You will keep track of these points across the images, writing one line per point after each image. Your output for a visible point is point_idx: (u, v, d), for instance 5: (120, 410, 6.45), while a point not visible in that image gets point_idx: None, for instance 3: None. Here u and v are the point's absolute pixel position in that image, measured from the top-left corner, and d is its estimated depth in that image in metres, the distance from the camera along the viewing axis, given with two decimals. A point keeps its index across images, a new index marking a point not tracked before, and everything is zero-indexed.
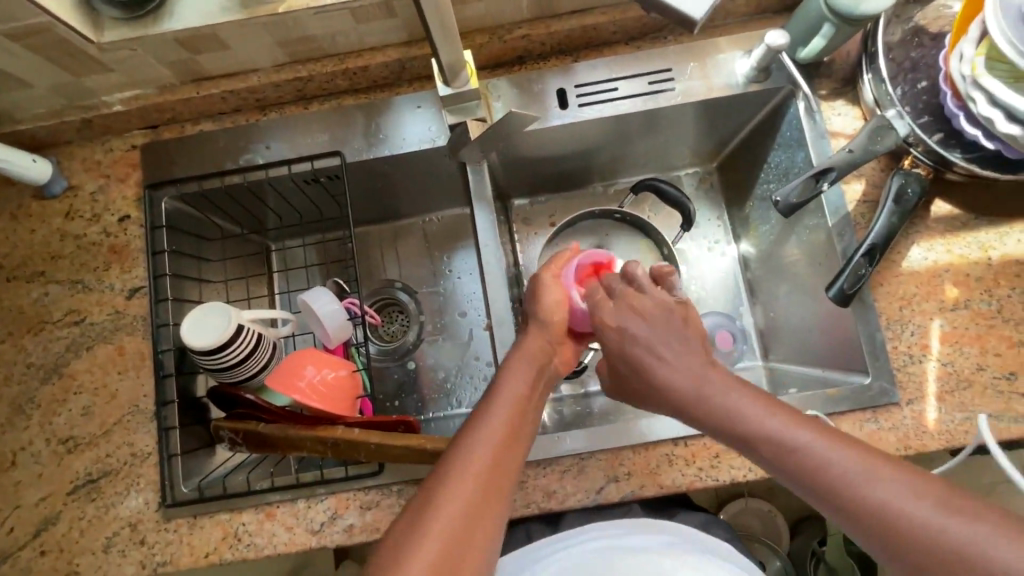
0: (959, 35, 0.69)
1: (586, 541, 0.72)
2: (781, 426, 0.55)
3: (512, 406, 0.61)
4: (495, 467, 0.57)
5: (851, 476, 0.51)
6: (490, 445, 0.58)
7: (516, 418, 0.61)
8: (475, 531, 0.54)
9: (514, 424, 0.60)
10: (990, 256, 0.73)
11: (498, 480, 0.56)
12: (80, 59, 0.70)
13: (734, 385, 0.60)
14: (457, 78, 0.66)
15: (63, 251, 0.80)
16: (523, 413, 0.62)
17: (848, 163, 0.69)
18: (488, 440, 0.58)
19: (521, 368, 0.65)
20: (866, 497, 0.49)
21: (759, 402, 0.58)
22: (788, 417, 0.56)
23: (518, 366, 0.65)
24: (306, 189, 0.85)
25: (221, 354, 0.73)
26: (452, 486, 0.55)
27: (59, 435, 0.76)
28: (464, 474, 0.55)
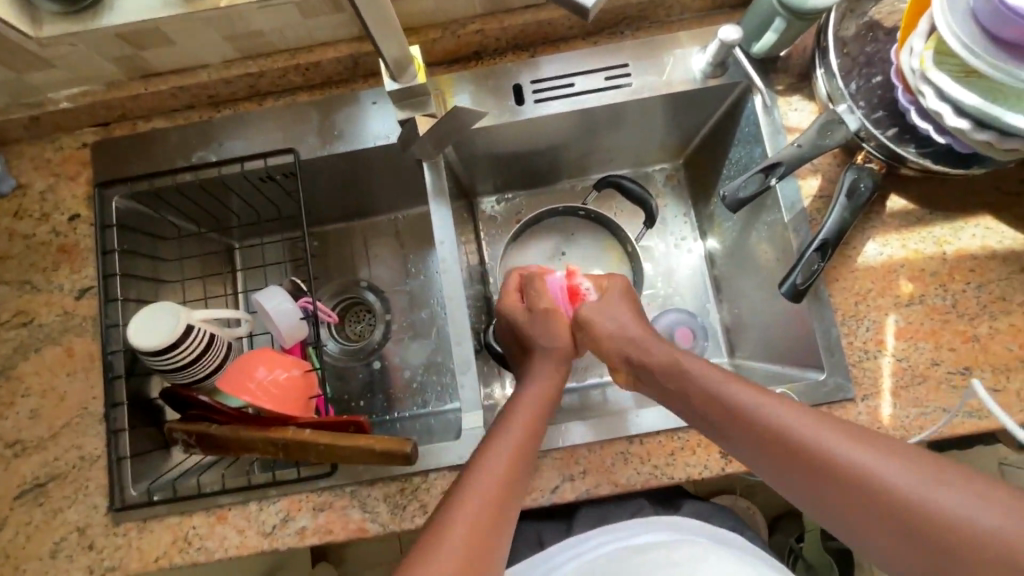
0: (909, 31, 0.68)
1: (597, 548, 0.72)
2: (768, 407, 0.58)
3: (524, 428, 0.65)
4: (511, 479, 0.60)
5: (849, 460, 0.53)
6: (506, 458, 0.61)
7: (526, 436, 0.64)
8: (495, 531, 0.57)
9: (525, 441, 0.63)
10: (944, 250, 0.73)
11: (512, 491, 0.60)
12: (19, 56, 0.69)
13: (725, 376, 0.63)
14: (404, 72, 0.65)
15: (11, 251, 0.79)
16: (534, 435, 0.65)
17: (798, 158, 0.69)
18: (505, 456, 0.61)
19: (530, 400, 0.69)
20: (866, 482, 0.51)
21: (752, 391, 0.60)
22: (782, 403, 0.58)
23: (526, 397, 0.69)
24: (263, 187, 0.84)
25: (168, 355, 0.72)
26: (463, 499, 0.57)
27: (5, 438, 0.74)
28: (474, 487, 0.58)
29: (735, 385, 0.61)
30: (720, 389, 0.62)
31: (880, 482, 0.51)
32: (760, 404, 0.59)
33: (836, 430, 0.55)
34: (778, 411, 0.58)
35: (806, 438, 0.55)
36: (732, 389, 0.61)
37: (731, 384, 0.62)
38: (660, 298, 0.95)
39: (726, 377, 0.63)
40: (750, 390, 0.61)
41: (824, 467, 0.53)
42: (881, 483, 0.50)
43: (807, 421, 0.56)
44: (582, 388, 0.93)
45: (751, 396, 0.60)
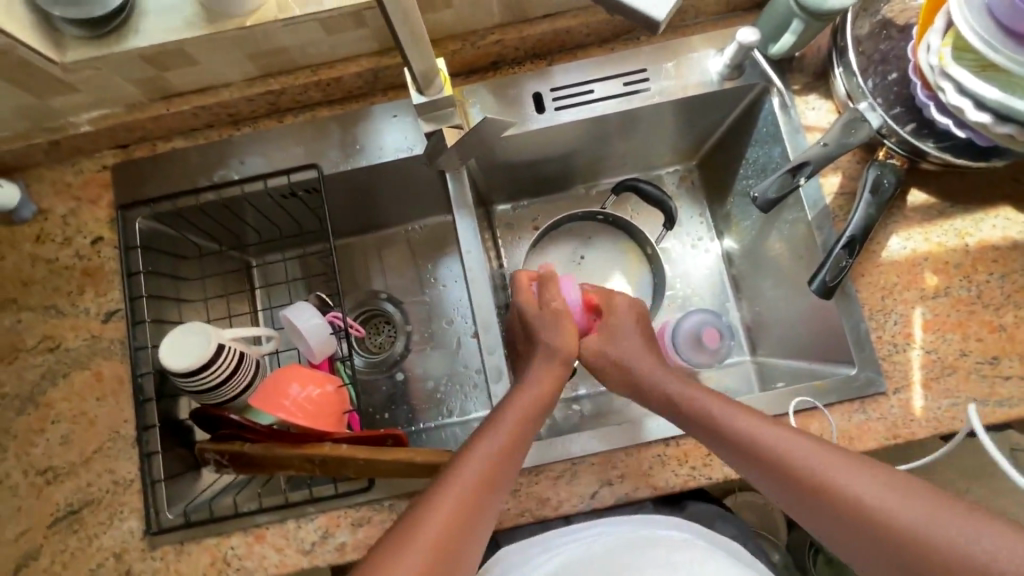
0: (926, 26, 0.69)
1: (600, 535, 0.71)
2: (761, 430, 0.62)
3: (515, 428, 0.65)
4: (497, 472, 0.62)
5: (830, 482, 0.57)
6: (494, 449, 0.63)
7: (516, 438, 0.65)
8: (472, 520, 0.58)
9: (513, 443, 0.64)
10: (966, 242, 0.74)
11: (491, 483, 0.61)
12: (42, 81, 0.68)
13: (723, 403, 0.66)
14: (432, 85, 0.65)
15: (35, 276, 0.78)
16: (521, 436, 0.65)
17: (824, 156, 0.70)
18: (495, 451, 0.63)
19: (526, 399, 0.69)
20: (846, 503, 0.55)
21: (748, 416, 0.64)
22: (775, 432, 0.62)
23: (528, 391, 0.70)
24: (284, 204, 0.84)
25: (200, 375, 0.71)
26: (442, 499, 0.58)
27: (36, 466, 0.74)
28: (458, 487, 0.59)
29: (730, 411, 0.65)
30: (719, 415, 0.65)
31: (857, 501, 0.55)
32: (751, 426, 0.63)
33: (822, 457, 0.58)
34: (770, 439, 0.61)
35: (791, 464, 0.59)
36: (728, 418, 0.65)
37: (730, 412, 0.65)
38: (680, 299, 0.95)
39: (727, 406, 0.66)
40: (747, 419, 0.64)
41: (807, 488, 0.58)
42: (859, 502, 0.54)
43: (795, 448, 0.60)
44: (604, 392, 0.93)
45: (746, 425, 0.63)
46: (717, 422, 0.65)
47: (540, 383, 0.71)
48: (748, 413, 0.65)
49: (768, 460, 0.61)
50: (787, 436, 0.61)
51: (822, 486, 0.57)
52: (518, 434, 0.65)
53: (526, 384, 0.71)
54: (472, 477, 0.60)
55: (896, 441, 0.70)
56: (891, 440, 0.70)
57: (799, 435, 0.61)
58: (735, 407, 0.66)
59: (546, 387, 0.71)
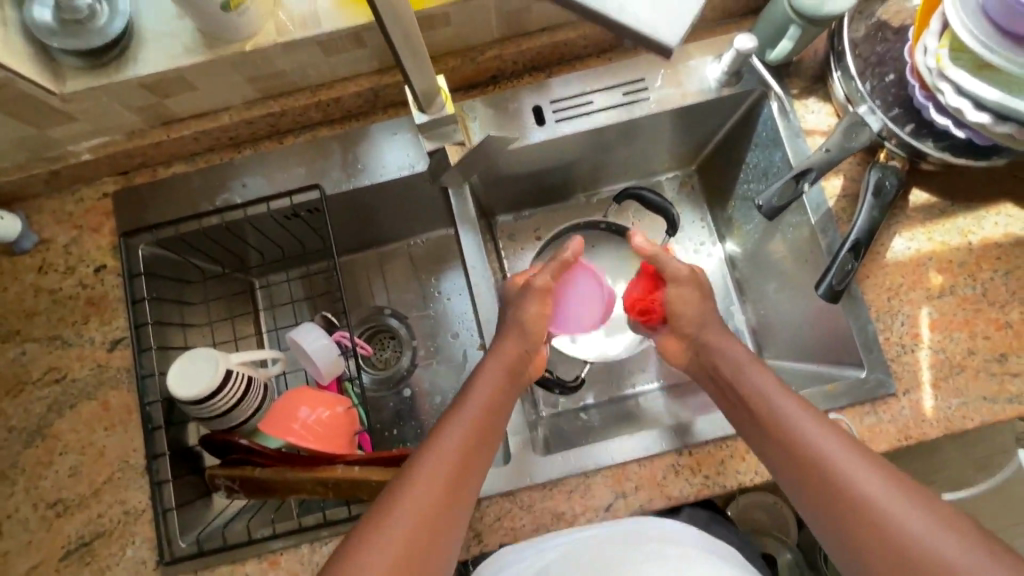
0: (922, 28, 0.70)
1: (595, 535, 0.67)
2: (801, 419, 0.59)
3: (483, 404, 0.66)
4: (468, 457, 0.61)
5: (849, 476, 0.54)
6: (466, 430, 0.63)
7: (484, 420, 0.65)
8: (446, 513, 0.57)
9: (482, 425, 0.64)
10: (970, 240, 0.74)
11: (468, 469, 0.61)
12: (42, 112, 0.68)
13: (772, 381, 0.64)
14: (433, 103, 0.65)
15: (38, 307, 0.78)
16: (492, 418, 0.66)
17: (826, 162, 0.71)
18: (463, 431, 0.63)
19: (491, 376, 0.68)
20: (857, 497, 0.53)
21: (796, 403, 0.61)
22: (815, 417, 0.59)
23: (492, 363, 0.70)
24: (287, 225, 0.84)
25: (210, 401, 0.71)
26: (420, 485, 0.57)
27: (46, 499, 0.73)
28: (436, 472, 0.59)
29: (777, 395, 0.62)
30: (763, 390, 0.63)
31: (870, 500, 0.52)
32: (798, 413, 0.60)
33: (851, 450, 0.56)
34: (805, 422, 0.59)
35: (818, 451, 0.57)
36: (773, 394, 0.62)
37: (776, 390, 0.63)
38: None
39: (769, 383, 0.64)
40: (792, 401, 0.61)
41: (825, 475, 0.55)
42: (872, 501, 0.52)
43: (828, 437, 0.57)
44: (612, 401, 0.93)
45: (790, 406, 0.61)
46: (759, 397, 0.63)
47: (505, 358, 0.70)
48: (796, 397, 0.62)
49: (797, 442, 0.58)
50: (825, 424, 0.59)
51: (840, 477, 0.55)
52: (486, 415, 0.65)
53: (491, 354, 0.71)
54: (445, 464, 0.60)
55: (908, 442, 0.70)
56: (903, 441, 0.70)
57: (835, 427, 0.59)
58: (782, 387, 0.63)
59: (512, 360, 0.70)
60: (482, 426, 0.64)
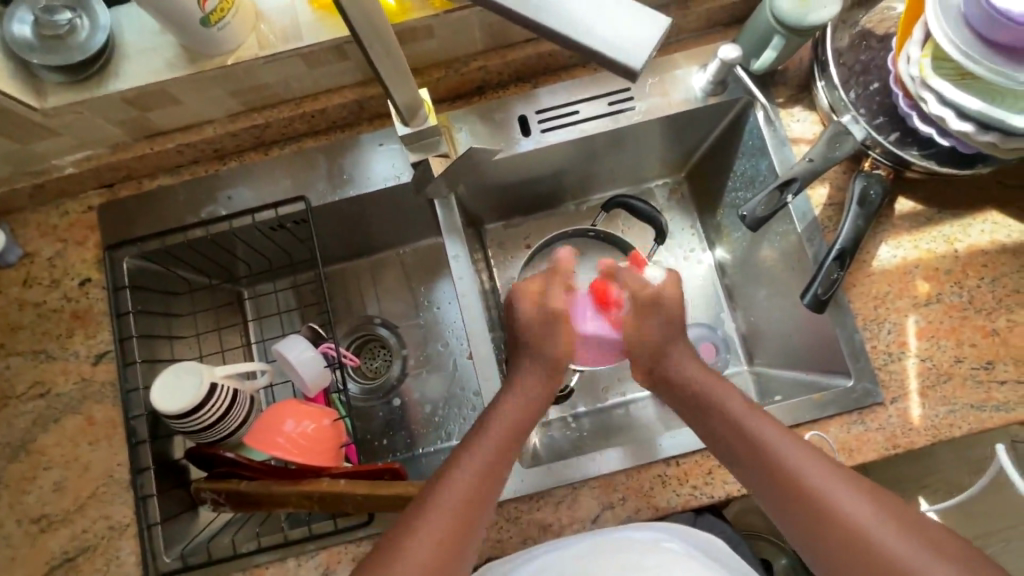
0: (905, 37, 0.70)
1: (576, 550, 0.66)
2: (778, 441, 0.60)
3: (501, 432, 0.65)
4: (485, 488, 0.61)
5: (840, 504, 0.55)
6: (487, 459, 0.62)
7: (496, 453, 0.63)
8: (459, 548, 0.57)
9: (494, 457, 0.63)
10: (956, 248, 0.74)
11: (479, 503, 0.60)
12: (25, 127, 0.68)
13: (748, 406, 0.64)
14: (415, 117, 0.65)
15: (23, 321, 0.77)
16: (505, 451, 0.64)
17: (811, 171, 0.71)
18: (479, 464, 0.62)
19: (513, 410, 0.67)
20: (847, 524, 0.54)
21: (770, 424, 0.62)
22: (797, 442, 0.60)
23: (510, 396, 0.68)
24: (274, 236, 0.84)
25: (194, 416, 0.70)
26: (428, 520, 0.57)
27: (30, 514, 0.73)
28: (443, 505, 0.58)
29: (752, 418, 0.62)
30: (742, 416, 0.63)
31: (849, 518, 0.54)
32: (771, 434, 0.61)
33: (836, 475, 0.57)
34: (783, 444, 0.60)
35: (806, 480, 0.57)
36: (755, 421, 0.62)
37: (754, 416, 0.63)
38: None
39: (747, 408, 0.63)
40: (773, 427, 0.61)
41: (814, 505, 0.56)
42: (850, 519, 0.54)
43: (815, 464, 0.58)
44: (603, 410, 0.93)
45: (772, 433, 0.61)
46: (742, 426, 0.62)
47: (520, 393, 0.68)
48: (773, 421, 0.62)
49: (786, 472, 0.58)
50: (808, 449, 0.59)
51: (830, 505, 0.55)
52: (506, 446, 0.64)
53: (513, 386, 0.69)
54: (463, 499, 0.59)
55: (896, 451, 0.70)
56: (891, 449, 0.70)
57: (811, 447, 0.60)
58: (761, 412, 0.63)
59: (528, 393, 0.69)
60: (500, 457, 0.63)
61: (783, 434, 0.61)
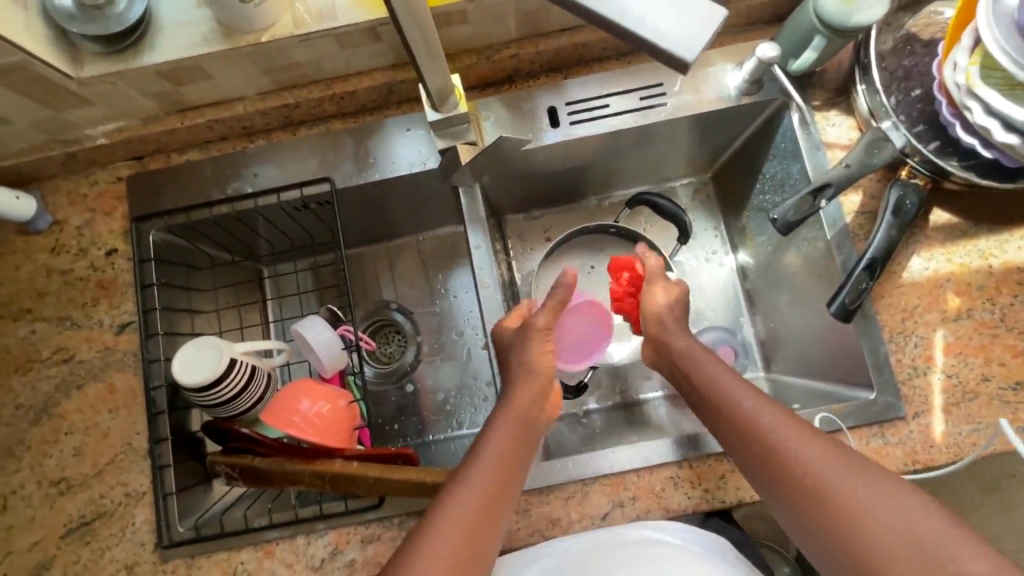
0: (953, 43, 0.68)
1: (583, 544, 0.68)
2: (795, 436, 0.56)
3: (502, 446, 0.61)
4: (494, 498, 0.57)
5: (853, 499, 0.51)
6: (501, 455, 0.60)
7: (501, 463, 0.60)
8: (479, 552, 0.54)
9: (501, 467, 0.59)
10: (990, 263, 0.72)
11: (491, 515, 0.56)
12: (60, 96, 0.69)
13: (753, 394, 0.61)
14: (446, 103, 0.65)
15: (49, 287, 0.79)
16: (511, 466, 0.60)
17: (846, 178, 0.69)
18: (490, 460, 0.59)
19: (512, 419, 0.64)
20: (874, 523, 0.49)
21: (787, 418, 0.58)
22: (803, 431, 0.56)
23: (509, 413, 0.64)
24: (298, 216, 0.84)
25: (213, 390, 0.71)
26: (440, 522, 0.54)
27: (50, 477, 0.74)
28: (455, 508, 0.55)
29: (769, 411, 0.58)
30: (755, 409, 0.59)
31: (872, 518, 0.49)
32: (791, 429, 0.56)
33: (849, 466, 0.53)
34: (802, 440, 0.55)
35: (817, 474, 0.53)
36: (760, 410, 0.59)
37: (758, 401, 0.60)
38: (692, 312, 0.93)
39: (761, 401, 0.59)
40: (779, 416, 0.58)
41: (827, 502, 0.51)
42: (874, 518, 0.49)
43: (824, 455, 0.54)
44: (615, 407, 0.92)
45: (779, 423, 0.57)
46: (746, 414, 0.59)
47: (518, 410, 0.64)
48: (779, 411, 0.59)
49: (793, 464, 0.54)
50: (817, 438, 0.55)
51: (843, 502, 0.51)
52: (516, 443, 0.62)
53: (505, 397, 0.66)
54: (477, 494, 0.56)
55: (915, 466, 0.68)
56: (910, 465, 0.68)
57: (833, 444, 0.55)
58: (766, 401, 0.60)
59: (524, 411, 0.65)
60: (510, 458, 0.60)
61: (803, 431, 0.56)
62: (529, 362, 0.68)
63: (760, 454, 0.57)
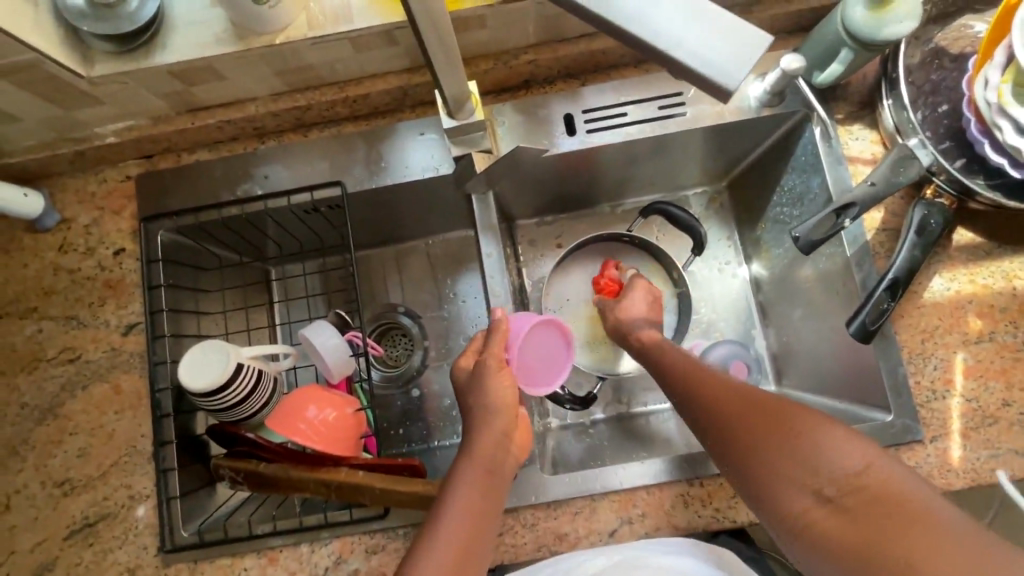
0: (985, 59, 0.66)
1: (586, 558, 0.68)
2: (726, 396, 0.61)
3: (480, 481, 0.58)
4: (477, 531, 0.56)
5: (746, 427, 0.58)
6: (475, 493, 0.57)
7: (481, 495, 0.58)
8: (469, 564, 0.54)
9: (481, 500, 0.57)
10: (1014, 285, 0.71)
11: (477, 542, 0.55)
12: (70, 94, 0.68)
13: (679, 355, 0.69)
14: (462, 109, 0.64)
15: (57, 286, 0.78)
16: (490, 498, 0.58)
17: (871, 197, 0.67)
18: (474, 489, 0.57)
19: (475, 460, 0.59)
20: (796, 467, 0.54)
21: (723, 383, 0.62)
22: (712, 378, 0.63)
23: (479, 450, 0.60)
24: (308, 219, 0.83)
25: (220, 395, 0.70)
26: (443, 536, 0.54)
27: (54, 477, 0.74)
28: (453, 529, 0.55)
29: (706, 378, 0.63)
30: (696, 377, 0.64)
31: (795, 462, 0.54)
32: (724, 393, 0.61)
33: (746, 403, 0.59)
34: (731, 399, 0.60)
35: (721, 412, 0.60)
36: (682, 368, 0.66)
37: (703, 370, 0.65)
38: (704, 324, 0.92)
39: (703, 371, 0.64)
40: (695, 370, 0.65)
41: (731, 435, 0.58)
42: (796, 462, 0.54)
43: (726, 395, 0.61)
44: (623, 418, 0.91)
45: (694, 375, 0.65)
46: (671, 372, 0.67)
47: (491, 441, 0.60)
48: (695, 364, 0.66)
49: (704, 407, 0.62)
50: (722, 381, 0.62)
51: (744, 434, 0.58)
52: (486, 481, 0.58)
53: (468, 437, 0.61)
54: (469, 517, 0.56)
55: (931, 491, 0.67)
56: None
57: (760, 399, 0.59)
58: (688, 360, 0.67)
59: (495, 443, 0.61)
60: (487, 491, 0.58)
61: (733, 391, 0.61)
62: (492, 402, 0.62)
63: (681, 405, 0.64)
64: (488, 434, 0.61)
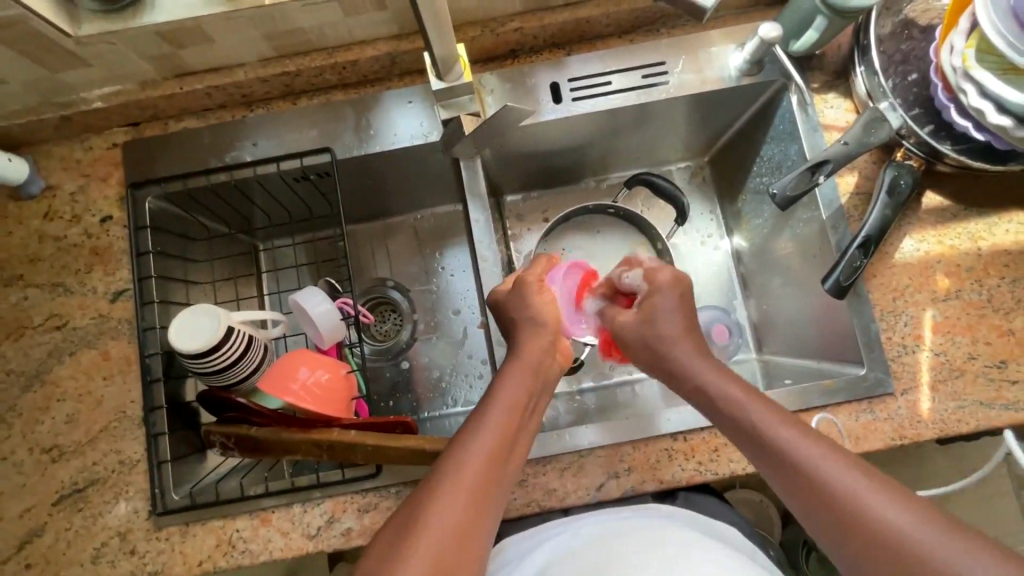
0: (950, 27, 0.69)
1: (589, 525, 0.67)
2: (747, 408, 0.57)
3: (517, 394, 0.61)
4: (504, 447, 0.56)
5: (829, 480, 0.50)
6: (509, 407, 0.59)
7: (515, 418, 0.59)
8: (485, 510, 0.52)
9: (514, 423, 0.58)
10: (980, 246, 0.74)
11: (500, 468, 0.55)
12: (56, 54, 0.68)
13: (730, 382, 0.60)
14: (450, 72, 0.65)
15: (42, 253, 0.78)
16: (522, 416, 0.60)
17: (844, 155, 0.70)
18: (508, 402, 0.59)
19: (521, 370, 0.63)
20: (815, 480, 0.50)
21: (754, 400, 0.58)
22: (817, 444, 0.52)
23: (520, 363, 0.64)
24: (295, 187, 0.83)
25: (210, 358, 0.70)
26: (467, 451, 0.55)
27: (42, 443, 0.73)
28: (482, 438, 0.56)
29: (724, 384, 0.60)
30: (706, 384, 0.61)
31: (817, 479, 0.50)
32: (749, 407, 0.57)
33: (873, 483, 0.48)
34: (751, 407, 0.57)
35: (832, 484, 0.49)
36: (778, 433, 0.54)
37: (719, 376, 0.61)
38: None
39: (726, 380, 0.60)
40: (790, 430, 0.54)
41: (840, 508, 0.48)
42: (817, 478, 0.50)
43: (839, 465, 0.50)
44: (609, 386, 0.93)
45: (790, 437, 0.53)
46: (747, 421, 0.57)
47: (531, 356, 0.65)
48: (789, 423, 0.55)
49: (801, 471, 0.51)
50: (815, 439, 0.53)
51: (852, 510, 0.48)
52: (524, 401, 0.60)
53: (517, 350, 0.66)
54: (496, 429, 0.57)
55: (902, 442, 0.70)
56: (897, 440, 0.70)
57: (793, 419, 0.55)
58: (774, 411, 0.56)
59: (535, 361, 0.65)
60: (520, 419, 0.59)
61: (757, 404, 0.57)
62: (535, 316, 0.68)
63: (758, 452, 0.55)
64: (535, 347, 0.66)
